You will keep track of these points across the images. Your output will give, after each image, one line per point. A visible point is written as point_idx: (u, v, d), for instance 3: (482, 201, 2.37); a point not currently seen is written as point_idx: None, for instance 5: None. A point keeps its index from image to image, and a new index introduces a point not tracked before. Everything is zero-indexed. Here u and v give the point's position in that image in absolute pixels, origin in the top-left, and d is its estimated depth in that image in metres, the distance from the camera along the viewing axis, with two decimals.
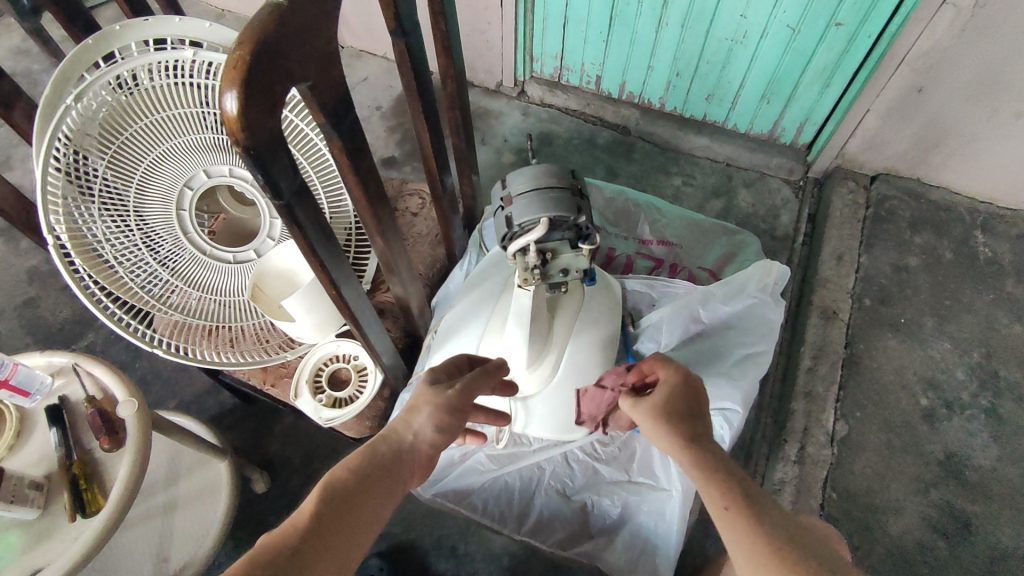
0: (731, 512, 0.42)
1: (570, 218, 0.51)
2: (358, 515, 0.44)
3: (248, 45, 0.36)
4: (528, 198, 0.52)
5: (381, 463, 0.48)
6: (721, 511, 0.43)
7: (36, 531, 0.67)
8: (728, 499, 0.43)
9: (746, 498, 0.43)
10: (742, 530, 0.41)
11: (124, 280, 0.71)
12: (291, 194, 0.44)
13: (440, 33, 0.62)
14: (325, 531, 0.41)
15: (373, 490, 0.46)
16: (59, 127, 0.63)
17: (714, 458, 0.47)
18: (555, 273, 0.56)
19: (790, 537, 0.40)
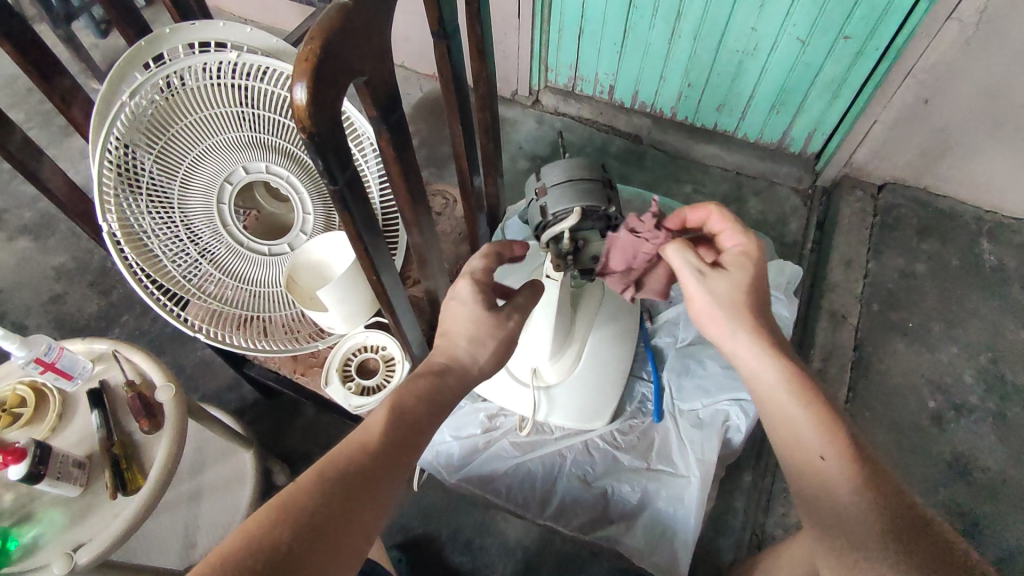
0: (828, 461, 0.52)
1: (602, 208, 0.60)
2: (402, 441, 0.51)
3: (319, 41, 0.39)
4: (563, 189, 0.61)
5: (427, 392, 0.54)
6: (819, 459, 0.52)
7: (80, 508, 0.70)
8: (828, 449, 0.52)
9: (842, 444, 0.52)
10: (838, 477, 0.51)
11: (167, 269, 0.75)
12: (345, 180, 0.47)
13: (475, 38, 0.65)
14: (374, 456, 0.49)
15: (417, 419, 0.53)
16: (114, 124, 0.67)
17: (808, 391, 0.56)
18: (587, 260, 0.64)
19: (877, 481, 0.51)
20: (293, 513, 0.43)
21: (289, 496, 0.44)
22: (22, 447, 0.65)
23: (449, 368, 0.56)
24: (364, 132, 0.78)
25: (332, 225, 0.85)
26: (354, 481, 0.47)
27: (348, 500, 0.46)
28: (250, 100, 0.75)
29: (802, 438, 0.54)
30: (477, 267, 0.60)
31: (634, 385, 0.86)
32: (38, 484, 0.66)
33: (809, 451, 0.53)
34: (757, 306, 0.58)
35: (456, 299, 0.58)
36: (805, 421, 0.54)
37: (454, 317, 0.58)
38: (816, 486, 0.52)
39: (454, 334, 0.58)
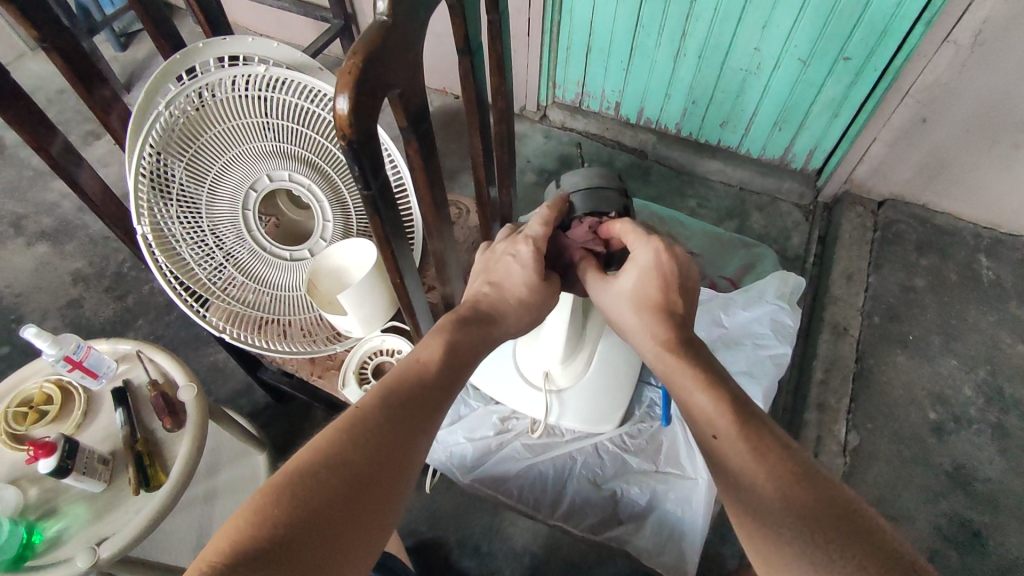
0: (723, 440, 0.46)
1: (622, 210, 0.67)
2: (454, 370, 0.50)
3: (361, 56, 0.42)
4: (586, 196, 0.67)
5: (473, 327, 0.54)
6: (711, 439, 0.46)
7: (103, 502, 0.72)
8: (719, 426, 0.46)
9: (735, 419, 0.46)
10: (733, 453, 0.44)
11: (193, 272, 0.78)
12: (378, 186, 0.50)
13: (495, 55, 0.69)
14: (429, 381, 0.47)
15: (466, 349, 0.52)
16: (149, 132, 0.70)
17: (702, 368, 0.50)
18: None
19: (779, 453, 0.44)
20: (357, 431, 0.42)
21: (351, 416, 0.42)
22: (52, 442, 0.68)
23: (493, 312, 0.56)
24: (400, 167, 0.80)
25: (350, 231, 0.88)
26: (413, 403, 0.45)
27: (410, 421, 0.44)
28: (276, 111, 0.78)
29: (698, 419, 0.48)
30: (540, 234, 0.61)
31: (643, 391, 0.88)
32: (65, 478, 0.68)
33: (702, 433, 0.47)
34: (662, 307, 0.56)
35: (513, 258, 0.60)
36: (699, 397, 0.49)
37: (508, 273, 0.59)
38: (714, 469, 0.46)
39: (504, 288, 0.58)
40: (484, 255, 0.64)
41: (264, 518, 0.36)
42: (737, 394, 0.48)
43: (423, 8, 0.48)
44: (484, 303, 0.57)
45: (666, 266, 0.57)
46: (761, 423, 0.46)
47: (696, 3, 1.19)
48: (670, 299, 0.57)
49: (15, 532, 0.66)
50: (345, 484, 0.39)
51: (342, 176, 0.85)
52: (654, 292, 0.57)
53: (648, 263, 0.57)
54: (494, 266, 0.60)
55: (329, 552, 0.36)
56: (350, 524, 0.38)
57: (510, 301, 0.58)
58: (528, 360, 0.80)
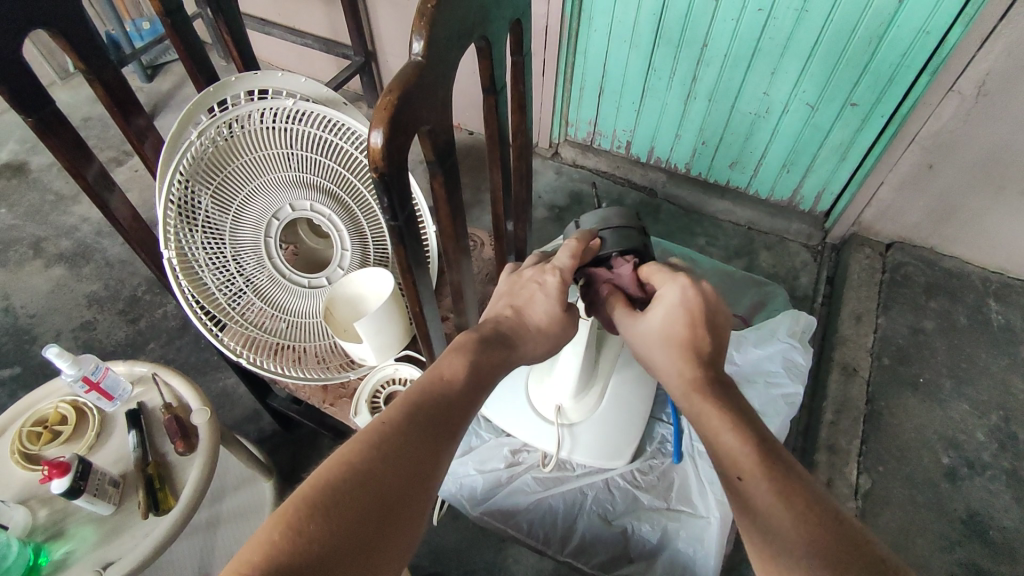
0: (747, 481, 0.44)
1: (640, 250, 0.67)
2: (476, 388, 0.50)
3: (397, 93, 0.44)
4: (610, 234, 0.68)
5: (493, 346, 0.54)
6: (735, 480, 0.45)
7: (112, 525, 0.71)
8: (744, 467, 0.45)
9: (760, 461, 0.45)
10: (759, 497, 0.43)
11: (214, 297, 0.79)
12: (404, 217, 0.51)
13: (517, 95, 0.72)
14: (452, 398, 0.48)
15: (487, 366, 0.53)
16: (180, 162, 0.73)
17: (729, 406, 0.49)
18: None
19: (805, 499, 0.42)
20: (386, 446, 0.42)
21: (377, 430, 0.43)
22: (66, 462, 0.67)
23: (514, 334, 0.57)
24: (420, 199, 0.81)
25: (368, 260, 0.90)
26: (436, 419, 0.46)
27: (435, 436, 0.45)
28: (301, 142, 0.81)
29: (721, 458, 0.46)
30: (568, 266, 0.62)
31: (654, 426, 0.88)
32: (76, 499, 0.68)
33: (725, 472, 0.45)
34: (695, 346, 0.55)
35: (539, 285, 0.61)
36: (725, 439, 0.47)
37: (532, 300, 0.60)
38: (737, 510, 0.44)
39: (525, 315, 0.59)
40: (508, 280, 0.65)
41: (297, 533, 0.36)
42: (761, 434, 0.47)
43: (455, 50, 0.51)
44: (506, 324, 0.58)
45: (696, 305, 0.56)
46: (786, 467, 0.45)
47: (706, 48, 1.23)
48: (700, 336, 0.55)
49: (23, 553, 0.67)
50: (372, 499, 0.39)
51: (364, 208, 0.88)
52: (683, 333, 0.55)
53: (674, 302, 0.56)
54: (519, 290, 0.61)
55: (355, 567, 0.37)
56: (377, 539, 0.38)
57: (531, 327, 0.59)
58: (541, 396, 0.81)
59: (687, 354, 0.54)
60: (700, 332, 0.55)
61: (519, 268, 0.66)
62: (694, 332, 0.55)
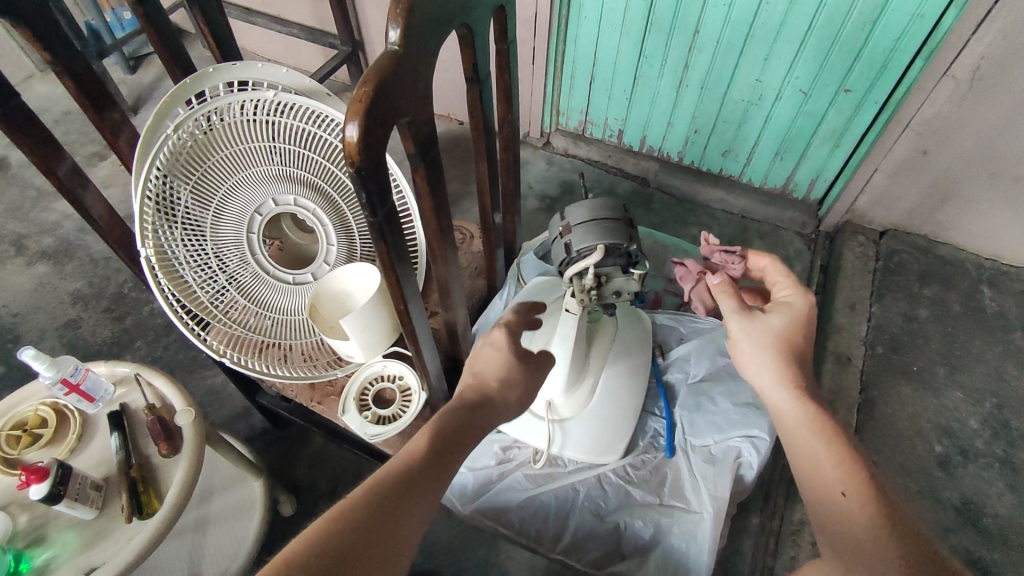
0: (851, 496, 0.50)
1: (623, 246, 0.62)
2: (445, 461, 0.52)
3: (372, 84, 0.43)
4: (585, 228, 0.64)
5: (467, 414, 0.56)
6: (841, 495, 0.51)
7: (94, 530, 0.70)
8: (844, 484, 0.51)
9: (864, 482, 0.51)
10: (855, 513, 0.49)
11: (196, 295, 0.77)
12: (384, 213, 0.50)
13: (503, 84, 0.70)
14: (421, 472, 0.50)
15: (459, 437, 0.54)
16: (156, 156, 0.70)
17: (830, 425, 0.56)
18: (609, 295, 0.67)
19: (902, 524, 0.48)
20: (351, 523, 0.44)
21: (344, 508, 0.45)
22: (45, 467, 0.66)
23: (487, 396, 0.59)
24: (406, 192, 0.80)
25: (354, 256, 0.88)
26: (404, 493, 0.48)
27: (401, 510, 0.47)
28: (282, 134, 0.79)
29: (824, 475, 0.53)
30: (511, 319, 0.66)
31: (646, 421, 0.88)
32: (56, 505, 0.67)
33: (829, 489, 0.52)
34: (795, 350, 0.62)
35: (489, 345, 0.63)
36: (821, 454, 0.54)
37: (488, 358, 0.62)
38: (833, 520, 0.50)
39: (485, 377, 0.60)
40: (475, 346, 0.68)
41: None
42: (870, 468, 0.53)
43: (435, 39, 0.49)
44: (475, 389, 0.59)
45: (805, 320, 0.64)
46: (891, 501, 0.50)
47: (699, 34, 1.21)
48: (800, 347, 0.63)
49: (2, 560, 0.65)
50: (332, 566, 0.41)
51: (347, 201, 0.86)
52: (796, 339, 0.62)
53: (799, 311, 0.64)
54: (474, 357, 0.63)
55: None
56: None
57: (497, 382, 0.60)
58: None
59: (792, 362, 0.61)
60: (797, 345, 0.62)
61: None
62: (797, 343, 0.62)
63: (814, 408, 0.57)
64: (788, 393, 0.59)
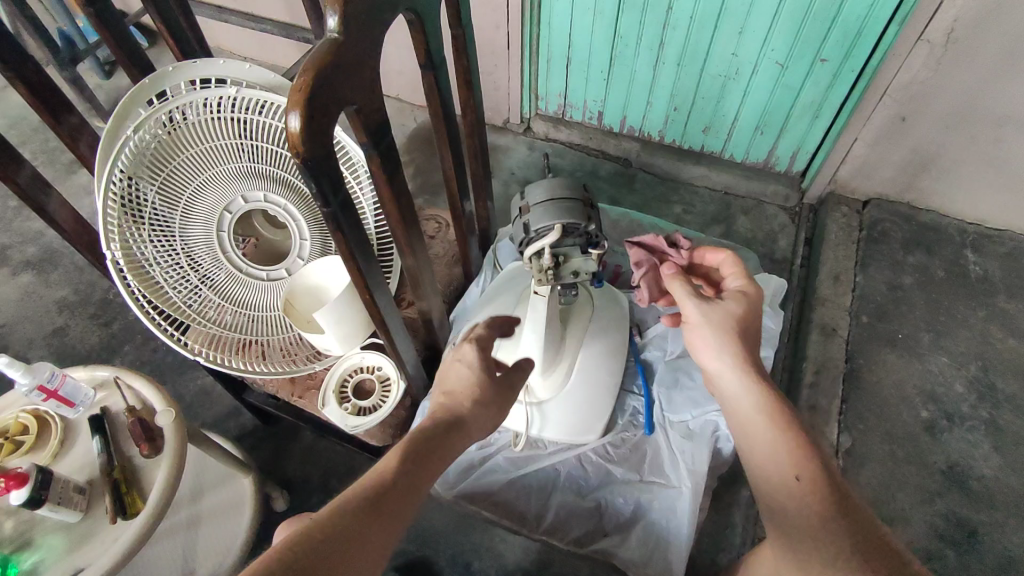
0: (804, 481, 0.53)
1: (582, 225, 0.65)
2: (410, 486, 0.50)
3: (312, 72, 0.42)
4: (544, 207, 0.65)
5: (437, 434, 0.55)
6: (795, 480, 0.53)
7: (80, 533, 0.71)
8: (803, 471, 0.54)
9: (815, 467, 0.54)
10: (809, 496, 0.52)
11: (168, 295, 0.77)
12: (337, 203, 0.49)
13: (462, 68, 0.70)
14: (383, 497, 0.48)
15: (424, 459, 0.53)
16: (118, 158, 0.70)
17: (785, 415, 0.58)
18: (567, 274, 0.69)
19: (855, 512, 0.51)
20: (304, 554, 0.42)
21: (299, 537, 0.43)
22: (24, 472, 0.67)
23: (459, 414, 0.57)
24: (355, 158, 0.80)
25: (328, 250, 0.88)
26: (362, 520, 0.46)
27: (360, 538, 0.45)
28: (250, 132, 0.78)
29: (777, 460, 0.55)
30: (483, 334, 0.62)
31: (625, 399, 0.88)
32: (39, 509, 0.67)
33: (784, 471, 0.54)
34: (743, 333, 0.64)
35: (458, 361, 0.61)
36: (780, 443, 0.56)
37: (458, 377, 0.60)
38: (789, 503, 0.53)
39: (455, 393, 0.59)
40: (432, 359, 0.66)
41: None
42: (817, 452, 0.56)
43: (379, 25, 0.48)
44: (445, 407, 0.57)
45: (750, 300, 0.67)
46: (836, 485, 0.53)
47: (672, 11, 1.20)
48: (743, 325, 0.65)
49: None
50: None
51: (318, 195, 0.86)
52: (736, 317, 0.64)
53: (741, 292, 0.68)
54: (444, 373, 0.61)
55: None
56: None
57: (470, 399, 0.58)
58: None
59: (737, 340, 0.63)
60: (745, 335, 0.64)
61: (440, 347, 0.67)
62: (739, 320, 0.64)
63: (774, 401, 0.59)
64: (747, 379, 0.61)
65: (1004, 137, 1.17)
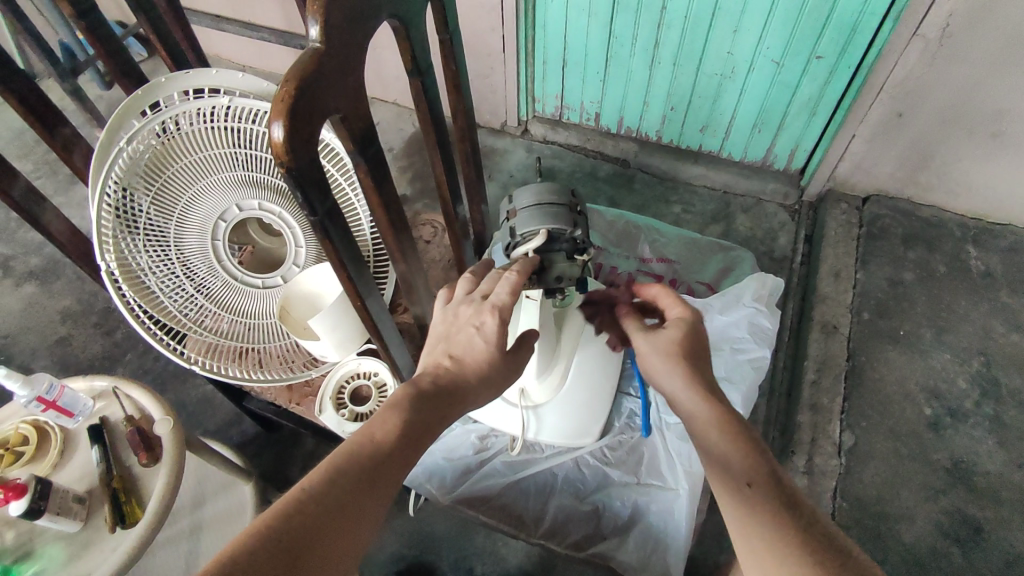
0: (756, 488, 0.49)
1: (568, 231, 0.66)
2: (407, 450, 0.51)
3: (294, 82, 0.42)
4: (529, 212, 0.66)
5: (436, 401, 0.55)
6: (746, 487, 0.49)
7: (79, 543, 0.71)
8: (751, 477, 0.49)
9: (767, 474, 0.50)
10: (762, 505, 0.47)
11: (164, 304, 0.78)
12: (324, 212, 0.49)
13: (451, 74, 0.70)
14: (380, 462, 0.48)
15: (422, 425, 0.53)
16: (112, 169, 0.72)
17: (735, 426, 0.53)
18: (551, 279, 0.69)
19: (806, 518, 0.46)
20: (302, 516, 0.42)
21: (297, 499, 0.43)
22: (22, 483, 0.68)
23: (457, 385, 0.56)
24: (342, 157, 0.82)
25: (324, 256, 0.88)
26: (361, 483, 0.46)
27: (358, 501, 0.46)
28: (245, 141, 0.79)
29: (730, 467, 0.51)
30: (507, 302, 0.58)
31: (622, 401, 0.88)
32: (38, 520, 0.68)
33: (737, 480, 0.50)
34: (690, 355, 0.60)
35: (477, 329, 0.58)
36: (727, 453, 0.51)
37: (470, 345, 0.58)
38: (741, 514, 0.48)
39: (464, 364, 0.58)
40: (444, 315, 0.62)
41: None
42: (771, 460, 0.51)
43: (362, 34, 0.49)
44: (445, 382, 0.56)
45: (693, 327, 0.62)
46: (794, 497, 0.48)
47: (666, 11, 1.20)
48: (689, 351, 0.60)
49: None
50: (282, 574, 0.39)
51: None
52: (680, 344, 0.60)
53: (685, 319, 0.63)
54: (455, 335, 0.59)
55: None
56: None
57: (471, 377, 0.57)
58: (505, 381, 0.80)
59: (683, 365, 0.59)
60: (691, 357, 0.60)
61: (453, 299, 0.63)
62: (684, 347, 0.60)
63: (725, 416, 0.54)
64: (695, 394, 0.56)
65: (1003, 130, 1.16)
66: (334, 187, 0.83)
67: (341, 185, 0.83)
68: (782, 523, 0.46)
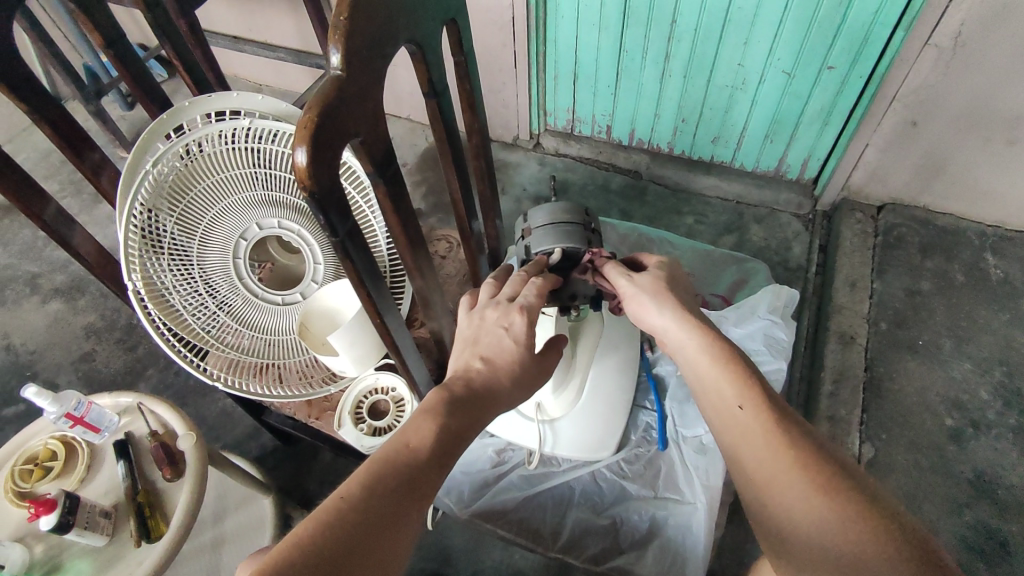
0: (746, 410, 0.52)
1: (582, 249, 0.68)
2: (444, 456, 0.51)
3: (317, 110, 0.44)
4: (544, 230, 0.69)
5: (469, 407, 0.54)
6: (737, 408, 0.52)
7: (105, 557, 0.72)
8: (740, 397, 0.53)
9: (756, 392, 0.53)
10: (755, 422, 0.51)
11: (188, 322, 0.80)
12: (345, 232, 0.51)
13: (465, 93, 0.71)
14: (418, 469, 0.49)
15: (457, 430, 0.53)
16: (138, 192, 0.73)
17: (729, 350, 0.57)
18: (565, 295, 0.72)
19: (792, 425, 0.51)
20: (340, 524, 0.43)
21: (334, 508, 0.44)
22: (52, 498, 0.69)
23: (489, 390, 0.56)
24: (360, 175, 0.84)
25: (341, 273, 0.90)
26: (399, 491, 0.47)
27: (396, 509, 0.46)
28: (265, 161, 0.81)
29: (721, 390, 0.55)
30: (533, 303, 0.60)
31: (638, 415, 0.89)
32: (66, 534, 0.70)
33: (728, 402, 0.53)
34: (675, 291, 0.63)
35: (506, 330, 0.59)
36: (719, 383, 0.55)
37: (500, 346, 0.59)
38: (734, 433, 0.52)
39: (496, 365, 0.58)
40: (470, 320, 0.63)
41: None
42: (761, 378, 0.55)
43: (381, 60, 0.50)
44: (478, 383, 0.56)
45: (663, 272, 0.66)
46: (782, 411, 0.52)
47: (676, 25, 1.21)
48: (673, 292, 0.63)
49: None
50: None
51: None
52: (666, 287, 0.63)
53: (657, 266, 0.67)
54: (484, 337, 0.59)
55: None
56: None
57: (502, 376, 0.57)
58: None
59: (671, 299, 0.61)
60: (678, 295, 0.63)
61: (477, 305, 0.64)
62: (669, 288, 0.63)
63: (714, 338, 0.58)
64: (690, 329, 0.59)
65: (1018, 138, 1.15)
66: (351, 204, 0.85)
67: (357, 203, 0.85)
68: (772, 438, 0.50)
